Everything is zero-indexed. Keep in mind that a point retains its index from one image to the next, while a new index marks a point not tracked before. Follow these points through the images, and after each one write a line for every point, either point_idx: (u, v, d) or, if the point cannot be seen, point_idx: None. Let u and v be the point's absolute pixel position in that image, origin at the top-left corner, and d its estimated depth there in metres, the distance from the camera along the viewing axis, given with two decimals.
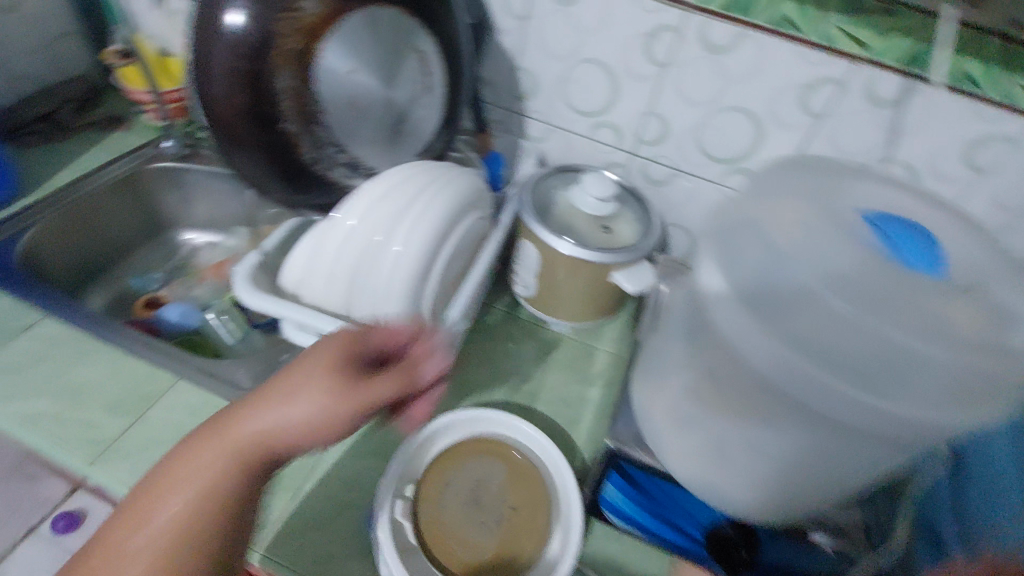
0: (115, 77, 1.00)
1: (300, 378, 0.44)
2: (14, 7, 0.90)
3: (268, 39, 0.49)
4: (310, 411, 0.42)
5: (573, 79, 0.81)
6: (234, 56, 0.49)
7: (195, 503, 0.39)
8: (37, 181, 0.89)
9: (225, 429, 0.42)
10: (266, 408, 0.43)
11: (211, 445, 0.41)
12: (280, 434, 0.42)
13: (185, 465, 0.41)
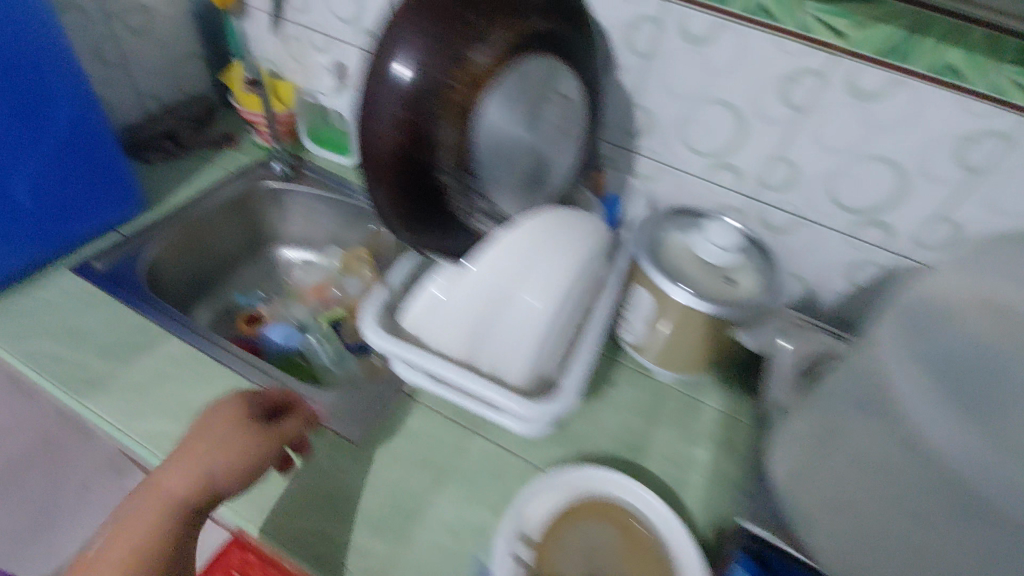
0: (232, 98, 1.03)
1: (205, 437, 0.54)
2: (149, 31, 0.95)
3: (439, 87, 0.48)
4: (230, 452, 0.53)
5: (695, 119, 0.78)
6: (404, 102, 0.47)
7: (138, 547, 0.49)
8: (158, 197, 0.93)
9: (152, 488, 0.51)
10: (188, 462, 0.52)
11: (145, 503, 0.51)
12: (205, 477, 0.52)
13: (132, 520, 0.50)
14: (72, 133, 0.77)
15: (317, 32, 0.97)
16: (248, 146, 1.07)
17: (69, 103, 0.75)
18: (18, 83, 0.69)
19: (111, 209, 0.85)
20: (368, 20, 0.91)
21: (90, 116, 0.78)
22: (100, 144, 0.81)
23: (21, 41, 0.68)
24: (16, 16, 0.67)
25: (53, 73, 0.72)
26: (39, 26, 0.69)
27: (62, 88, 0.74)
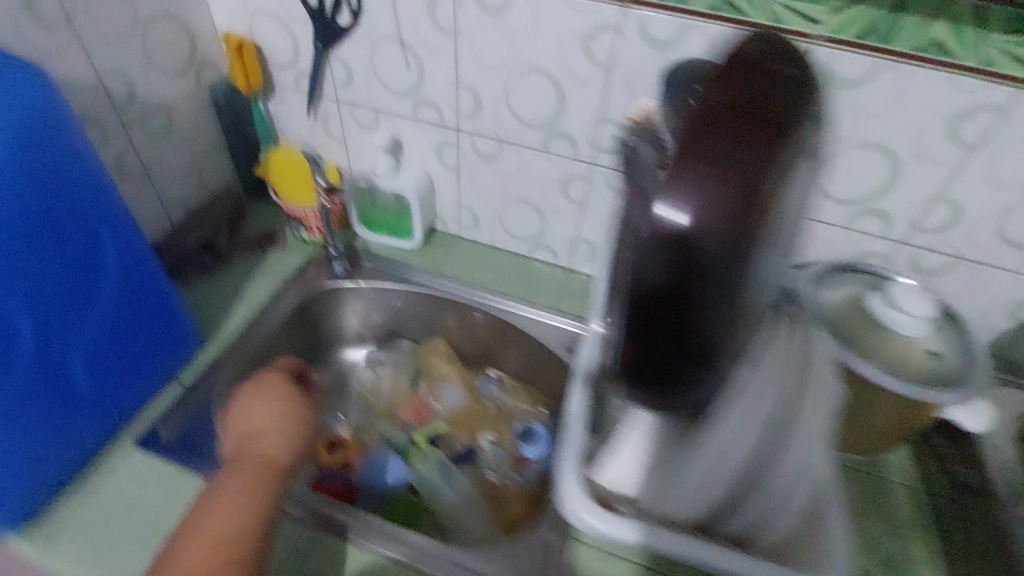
0: (271, 192, 0.91)
1: (270, 402, 0.62)
2: (170, 132, 0.82)
3: (739, 235, 0.33)
4: (292, 403, 0.63)
5: (835, 166, 0.69)
6: (699, 267, 0.32)
7: (253, 491, 0.54)
8: (211, 324, 0.80)
9: (244, 451, 0.58)
10: (267, 428, 0.61)
11: (241, 467, 0.56)
12: (285, 429, 0.61)
13: (231, 482, 0.55)
14: (125, 288, 0.63)
15: (364, 108, 0.85)
16: (294, 241, 0.94)
17: (119, 255, 0.61)
18: (61, 246, 0.56)
19: (167, 359, 0.72)
20: (430, 92, 0.79)
21: (142, 263, 0.64)
22: (153, 293, 0.67)
23: (62, 196, 0.54)
24: (53, 168, 0.53)
25: (100, 224, 0.59)
26: (80, 173, 0.55)
27: (110, 239, 0.60)
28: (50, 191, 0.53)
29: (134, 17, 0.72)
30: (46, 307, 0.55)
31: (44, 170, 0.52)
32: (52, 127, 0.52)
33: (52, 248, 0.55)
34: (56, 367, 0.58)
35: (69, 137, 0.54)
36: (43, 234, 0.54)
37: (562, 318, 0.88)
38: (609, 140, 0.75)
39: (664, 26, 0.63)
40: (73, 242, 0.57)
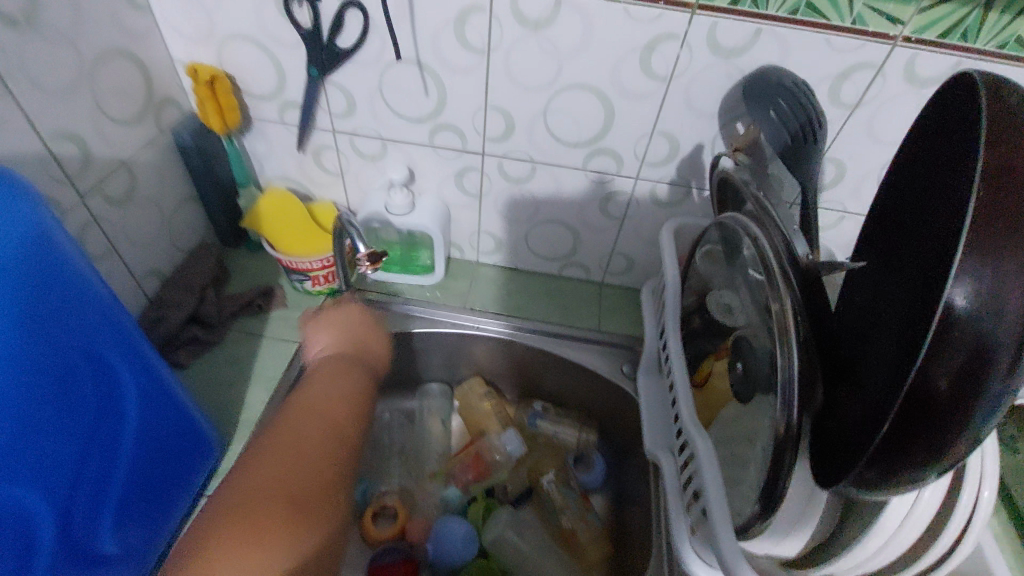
0: (265, 244, 0.76)
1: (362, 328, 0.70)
2: (131, 192, 0.66)
3: None
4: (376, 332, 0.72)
5: None
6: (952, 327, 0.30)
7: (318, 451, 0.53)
8: (225, 415, 0.67)
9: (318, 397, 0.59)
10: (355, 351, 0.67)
11: (311, 418, 0.56)
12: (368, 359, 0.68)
13: (300, 429, 0.54)
14: (145, 414, 0.53)
15: (368, 137, 0.73)
16: (294, 293, 0.81)
17: (135, 379, 0.51)
18: (73, 390, 0.45)
19: (191, 476, 0.60)
20: (453, 116, 0.69)
21: (162, 381, 0.54)
22: (175, 410, 0.57)
23: (67, 331, 0.44)
24: (51, 300, 0.42)
25: (113, 350, 0.48)
26: (84, 298, 0.45)
27: (125, 363, 0.50)
28: (52, 328, 0.43)
29: (79, 61, 0.57)
30: (63, 476, 0.45)
31: (41, 305, 0.42)
32: (46, 253, 0.42)
33: (63, 396, 0.44)
34: (79, 528, 0.48)
35: (69, 258, 0.43)
36: (50, 382, 0.43)
37: (612, 342, 0.81)
38: (657, 154, 0.69)
39: (734, 34, 0.57)
40: (85, 380, 0.46)
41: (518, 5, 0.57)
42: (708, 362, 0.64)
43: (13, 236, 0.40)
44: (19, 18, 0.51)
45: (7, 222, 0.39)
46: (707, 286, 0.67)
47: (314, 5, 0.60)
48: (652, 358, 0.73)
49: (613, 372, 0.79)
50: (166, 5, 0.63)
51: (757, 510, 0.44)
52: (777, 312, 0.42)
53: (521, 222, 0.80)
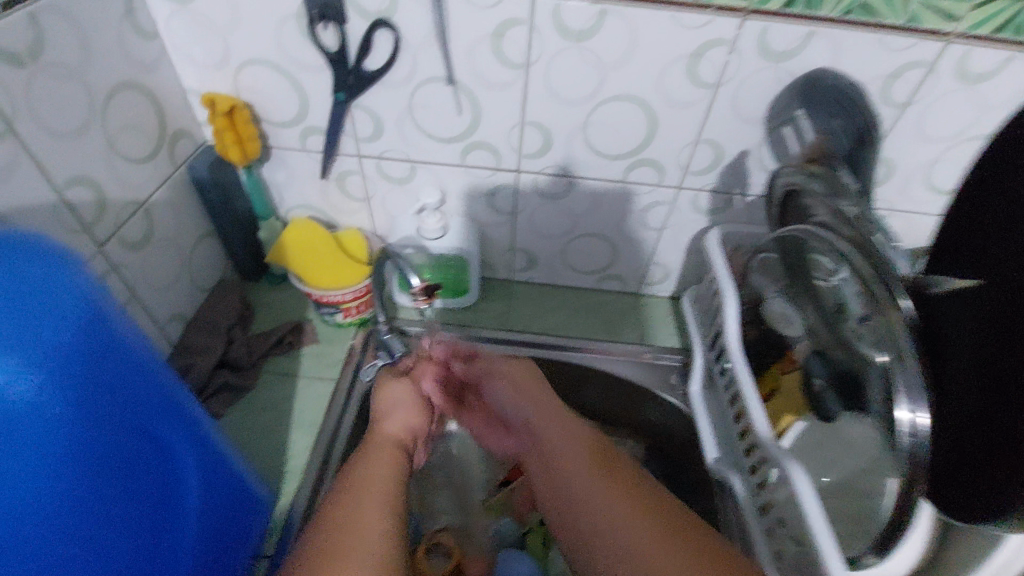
0: (293, 278, 0.73)
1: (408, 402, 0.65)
2: (152, 236, 0.61)
3: None
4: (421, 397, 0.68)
5: (949, 159, 0.64)
6: None
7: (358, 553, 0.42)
8: (269, 464, 0.64)
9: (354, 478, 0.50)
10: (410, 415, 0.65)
11: (354, 500, 0.47)
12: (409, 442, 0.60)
13: (351, 511, 0.45)
14: (205, 488, 0.48)
15: (396, 160, 0.69)
16: (324, 327, 0.77)
17: (190, 451, 0.47)
18: (134, 476, 0.41)
19: (251, 545, 0.55)
20: (488, 134, 0.66)
21: (212, 448, 0.50)
22: (229, 476, 0.52)
23: (122, 412, 0.40)
24: (105, 384, 0.38)
25: (166, 425, 0.44)
26: (135, 373, 0.41)
27: (179, 437, 0.46)
28: (108, 413, 0.38)
29: (89, 98, 0.51)
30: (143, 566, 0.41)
31: (95, 390, 0.38)
32: (96, 331, 0.38)
33: (125, 486, 0.40)
34: None
35: (116, 333, 0.40)
36: (111, 473, 0.39)
37: (656, 355, 0.78)
38: (701, 163, 0.67)
39: (786, 37, 0.55)
40: (146, 461, 0.42)
41: (560, 15, 0.54)
42: (775, 374, 0.64)
43: (59, 320, 0.36)
44: (23, 55, 0.45)
45: (51, 305, 0.35)
46: (761, 295, 0.66)
47: (342, 26, 0.56)
48: (704, 370, 0.71)
49: (662, 386, 0.76)
50: (177, 31, 0.59)
51: (885, 535, 0.43)
52: (885, 332, 0.40)
53: (555, 237, 0.78)
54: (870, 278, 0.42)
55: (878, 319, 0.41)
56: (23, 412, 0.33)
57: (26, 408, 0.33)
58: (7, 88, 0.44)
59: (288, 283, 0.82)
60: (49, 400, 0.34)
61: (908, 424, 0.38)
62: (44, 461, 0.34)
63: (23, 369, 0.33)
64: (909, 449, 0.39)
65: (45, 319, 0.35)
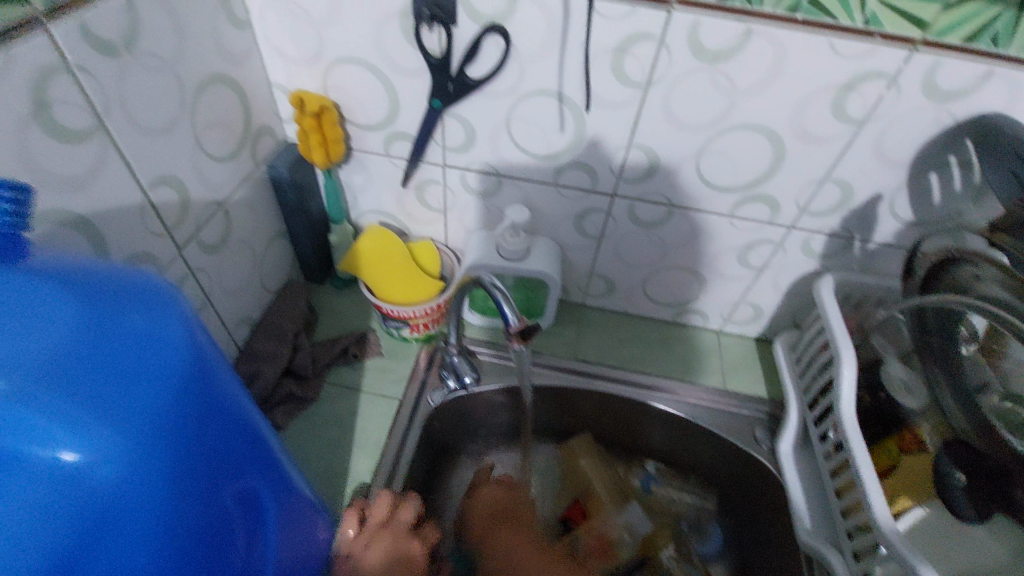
0: (363, 288, 0.69)
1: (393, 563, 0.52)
2: (229, 238, 0.58)
3: None
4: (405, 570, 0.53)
5: None
6: None
7: None
8: (329, 486, 0.60)
9: None
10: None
11: None
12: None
13: None
14: (285, 543, 0.41)
15: (483, 173, 0.64)
16: (388, 339, 0.74)
17: (277, 503, 0.39)
18: (230, 557, 0.32)
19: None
20: (589, 154, 0.60)
21: (295, 494, 0.43)
22: (302, 524, 0.45)
23: (226, 479, 0.32)
24: (211, 447, 0.30)
25: (261, 480, 0.37)
26: (238, 427, 0.33)
27: (270, 489, 0.38)
28: (212, 486, 0.30)
29: (180, 92, 0.48)
30: None
31: (201, 461, 0.29)
32: (206, 388, 0.29)
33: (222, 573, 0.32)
34: None
35: (223, 385, 0.32)
36: (209, 552, 0.30)
37: (739, 403, 0.72)
38: (824, 203, 0.59)
39: (959, 75, 0.47)
40: (241, 533, 0.34)
41: (697, 33, 0.48)
42: (891, 452, 0.55)
43: (168, 384, 0.27)
44: (119, 45, 0.41)
45: (158, 362, 0.27)
46: (881, 357, 0.59)
47: (449, 29, 0.51)
48: (797, 428, 0.65)
49: (745, 440, 0.69)
50: (271, 23, 0.55)
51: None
52: None
53: (642, 266, 0.72)
54: None
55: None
56: (120, 493, 0.25)
57: (120, 496, 0.25)
58: (100, 82, 0.40)
59: (352, 288, 0.78)
60: (150, 482, 0.26)
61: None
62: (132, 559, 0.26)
63: (121, 450, 0.25)
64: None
65: (154, 382, 0.26)
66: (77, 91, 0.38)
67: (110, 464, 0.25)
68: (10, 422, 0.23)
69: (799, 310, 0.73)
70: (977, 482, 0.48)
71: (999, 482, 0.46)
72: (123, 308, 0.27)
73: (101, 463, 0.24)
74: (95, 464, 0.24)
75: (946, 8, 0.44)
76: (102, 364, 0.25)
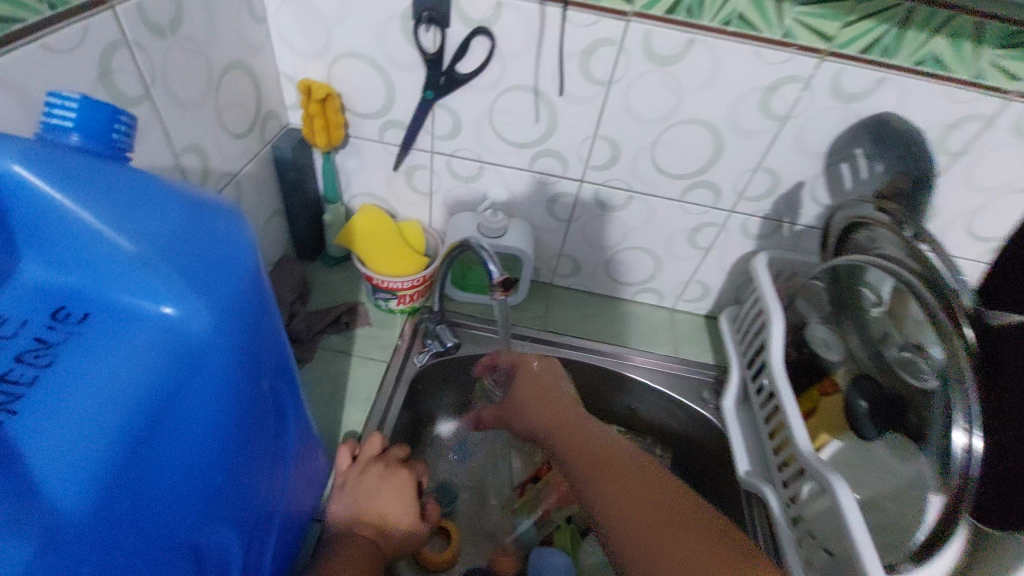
0: (356, 261, 0.76)
1: (382, 486, 0.59)
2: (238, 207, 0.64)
3: None
4: (395, 494, 0.59)
5: (987, 210, 0.67)
6: None
7: None
8: (324, 435, 0.66)
9: (349, 528, 0.56)
10: (374, 496, 0.58)
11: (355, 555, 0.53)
12: (367, 506, 0.57)
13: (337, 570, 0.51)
14: (297, 453, 0.47)
15: (466, 159, 0.73)
16: (376, 311, 0.80)
17: (296, 415, 0.45)
18: (261, 432, 0.38)
19: (313, 503, 0.55)
20: (560, 142, 0.69)
21: (306, 418, 0.49)
22: (308, 442, 0.50)
23: (266, 367, 0.37)
24: (261, 337, 0.35)
25: (287, 390, 0.42)
26: (277, 331, 0.38)
27: (291, 400, 0.44)
28: (258, 375, 0.36)
29: (208, 72, 0.55)
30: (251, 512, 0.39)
31: (255, 347, 0.35)
32: (263, 291, 0.34)
33: (255, 442, 0.38)
34: (251, 561, 0.43)
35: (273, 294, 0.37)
36: (251, 421, 0.36)
37: (689, 368, 0.82)
38: (758, 189, 0.70)
39: (858, 81, 0.58)
40: (270, 422, 0.40)
41: (650, 40, 0.58)
42: (812, 397, 0.66)
43: (242, 277, 0.32)
44: (165, 27, 0.48)
45: (235, 257, 0.32)
46: (804, 321, 0.69)
47: (444, 30, 0.60)
48: (739, 386, 0.74)
49: (695, 399, 0.79)
50: (285, 19, 0.62)
51: (934, 530, 0.47)
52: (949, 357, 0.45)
53: (605, 247, 0.81)
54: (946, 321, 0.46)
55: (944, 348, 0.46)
56: (203, 350, 0.31)
57: (205, 356, 0.31)
58: (149, 55, 0.46)
59: (341, 266, 0.85)
60: (225, 348, 0.32)
61: (961, 442, 0.44)
62: (202, 418, 0.32)
63: (208, 317, 0.31)
64: (960, 463, 0.44)
65: (232, 272, 0.32)
66: (131, 63, 0.45)
67: (199, 325, 0.30)
68: (129, 284, 0.30)
69: (739, 288, 0.84)
70: (878, 409, 0.56)
71: (896, 411, 0.55)
72: (215, 215, 0.32)
73: (191, 324, 0.30)
74: (187, 323, 0.30)
75: (845, 25, 0.54)
76: (196, 252, 0.30)
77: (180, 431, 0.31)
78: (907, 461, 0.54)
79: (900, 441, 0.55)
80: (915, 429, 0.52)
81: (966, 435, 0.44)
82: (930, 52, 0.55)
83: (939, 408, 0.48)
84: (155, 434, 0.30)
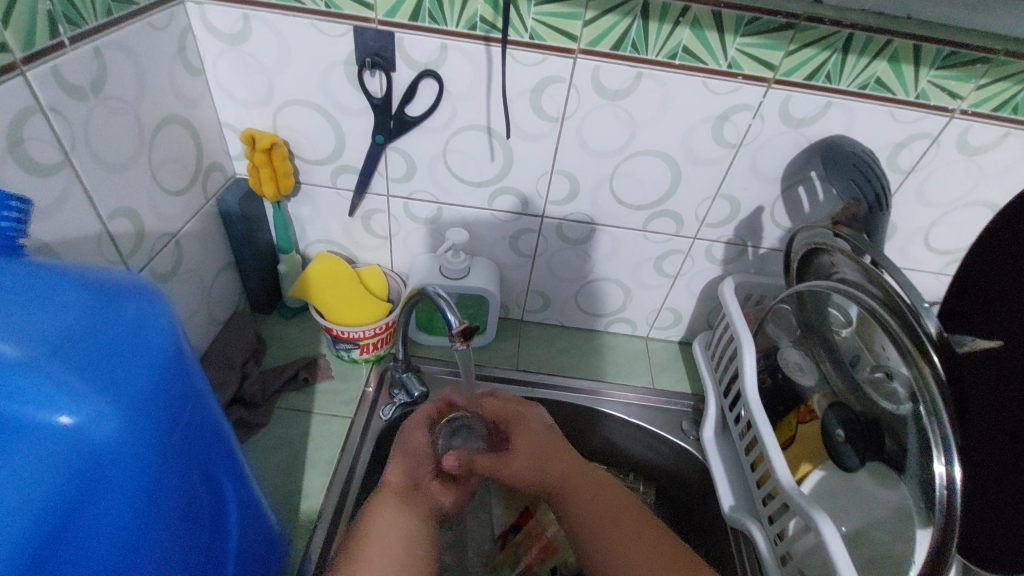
0: (314, 312, 0.73)
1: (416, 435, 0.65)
2: (179, 268, 0.61)
3: None
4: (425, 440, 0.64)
5: (946, 222, 0.67)
6: None
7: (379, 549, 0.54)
8: (284, 505, 0.62)
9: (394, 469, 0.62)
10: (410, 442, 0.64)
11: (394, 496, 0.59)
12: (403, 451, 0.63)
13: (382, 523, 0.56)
14: (242, 552, 0.42)
15: (424, 201, 0.71)
16: (339, 362, 0.77)
17: (237, 508, 0.41)
18: (192, 532, 0.34)
19: None
20: (517, 179, 0.68)
21: (252, 508, 0.44)
22: (257, 534, 0.46)
23: (196, 460, 0.34)
24: (184, 429, 0.32)
25: (225, 478, 0.38)
26: (206, 418, 0.35)
27: (230, 490, 0.40)
28: (187, 466, 0.33)
29: (139, 130, 0.52)
30: None
31: (176, 441, 0.31)
32: (181, 378, 0.31)
33: (183, 546, 0.33)
34: None
35: (197, 377, 0.34)
36: (177, 522, 0.32)
37: (667, 399, 0.80)
38: (718, 216, 0.70)
39: (806, 106, 0.59)
40: (203, 519, 0.36)
41: (598, 76, 0.57)
42: (790, 424, 0.65)
43: (155, 363, 0.29)
44: (86, 88, 0.45)
45: (148, 344, 0.30)
46: (775, 345, 0.68)
47: (389, 74, 0.59)
48: (717, 415, 0.73)
49: (673, 432, 0.77)
50: (223, 70, 0.60)
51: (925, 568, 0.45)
52: (915, 381, 0.45)
53: (572, 281, 0.80)
54: (914, 346, 0.46)
55: (909, 368, 0.46)
56: (106, 454, 0.27)
57: (113, 459, 0.27)
58: (69, 121, 0.44)
59: (300, 317, 0.81)
60: (135, 446, 0.28)
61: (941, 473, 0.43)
62: (109, 527, 0.28)
63: (113, 417, 0.27)
64: (943, 498, 0.43)
65: (141, 360, 0.29)
66: (48, 130, 0.42)
67: (102, 425, 0.27)
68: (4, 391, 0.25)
69: (711, 312, 0.83)
70: (856, 436, 0.56)
71: (874, 438, 0.54)
72: (124, 299, 0.30)
73: (93, 427, 0.27)
74: (86, 425, 0.26)
75: (787, 54, 0.55)
76: (99, 341, 0.28)
77: (84, 545, 0.27)
78: (889, 490, 0.52)
79: (879, 468, 0.53)
80: (893, 456, 0.51)
81: (944, 465, 0.43)
82: (873, 75, 0.56)
83: (915, 438, 0.47)
84: (55, 552, 0.26)
